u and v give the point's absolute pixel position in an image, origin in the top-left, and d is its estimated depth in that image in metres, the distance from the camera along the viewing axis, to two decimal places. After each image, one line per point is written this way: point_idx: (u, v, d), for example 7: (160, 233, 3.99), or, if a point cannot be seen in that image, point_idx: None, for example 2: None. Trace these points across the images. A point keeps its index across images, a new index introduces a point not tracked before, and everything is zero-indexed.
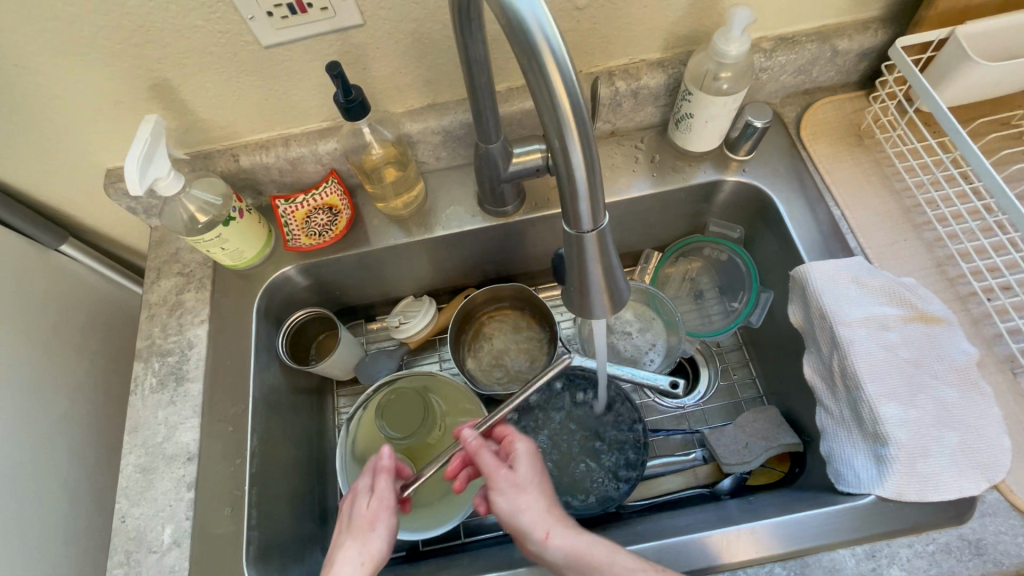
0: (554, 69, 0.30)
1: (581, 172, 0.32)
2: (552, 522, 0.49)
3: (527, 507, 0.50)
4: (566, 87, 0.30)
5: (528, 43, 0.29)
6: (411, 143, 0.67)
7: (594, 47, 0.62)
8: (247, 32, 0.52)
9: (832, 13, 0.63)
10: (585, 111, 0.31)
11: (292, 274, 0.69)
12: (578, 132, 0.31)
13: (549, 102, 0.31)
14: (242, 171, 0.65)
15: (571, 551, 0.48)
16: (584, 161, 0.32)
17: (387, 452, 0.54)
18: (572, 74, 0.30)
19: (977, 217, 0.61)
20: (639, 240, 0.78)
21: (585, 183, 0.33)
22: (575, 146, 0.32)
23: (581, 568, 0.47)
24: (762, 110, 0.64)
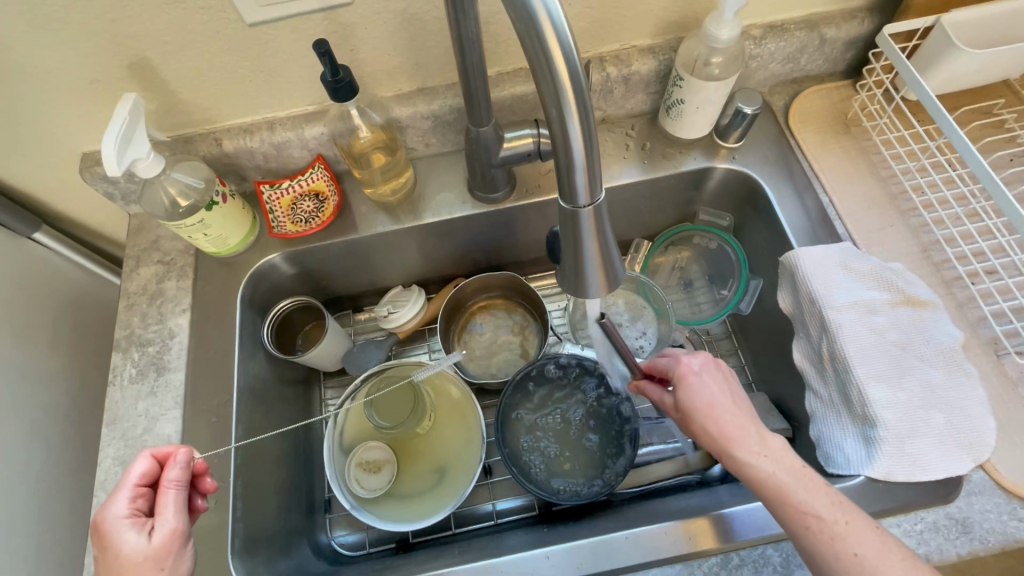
0: (552, 37, 0.29)
1: (578, 145, 0.32)
2: (727, 450, 0.46)
3: (702, 433, 0.48)
4: (565, 57, 0.30)
5: (524, 10, 0.29)
6: (400, 128, 0.66)
7: (586, 31, 0.61)
8: (231, 9, 0.50)
9: (819, 2, 0.64)
10: (585, 85, 0.30)
11: (278, 261, 0.67)
12: (576, 103, 0.31)
13: (547, 71, 0.30)
14: (224, 156, 0.64)
15: (757, 480, 0.45)
16: (582, 134, 0.32)
17: (177, 459, 0.47)
18: (571, 44, 0.30)
19: (963, 204, 0.62)
20: (629, 229, 0.79)
21: (583, 156, 0.33)
22: (573, 118, 0.31)
23: (767, 497, 0.44)
24: (752, 98, 0.64)
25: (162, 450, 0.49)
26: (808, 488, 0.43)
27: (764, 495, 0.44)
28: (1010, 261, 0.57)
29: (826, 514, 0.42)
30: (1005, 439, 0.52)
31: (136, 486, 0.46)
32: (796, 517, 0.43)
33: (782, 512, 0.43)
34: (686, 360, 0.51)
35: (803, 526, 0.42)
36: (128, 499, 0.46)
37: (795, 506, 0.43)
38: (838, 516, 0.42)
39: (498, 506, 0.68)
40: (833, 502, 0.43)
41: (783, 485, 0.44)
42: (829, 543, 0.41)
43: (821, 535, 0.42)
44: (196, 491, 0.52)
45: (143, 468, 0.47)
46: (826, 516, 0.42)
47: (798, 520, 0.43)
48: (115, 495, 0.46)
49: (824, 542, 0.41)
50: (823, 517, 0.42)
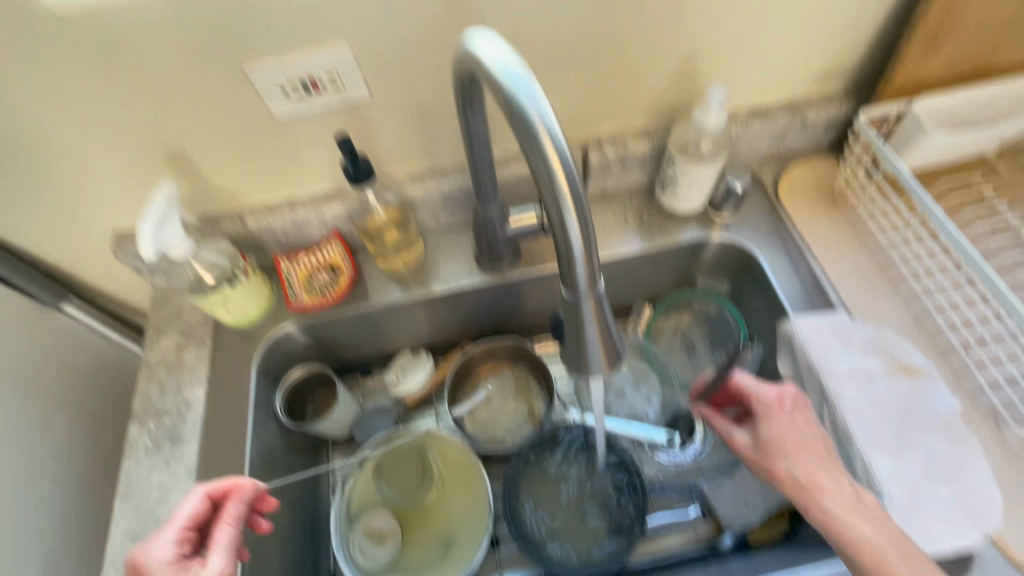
0: (551, 149, 0.33)
1: (577, 242, 0.35)
2: (809, 495, 0.50)
3: (783, 475, 0.52)
4: (563, 167, 0.33)
5: (525, 126, 0.33)
6: (411, 205, 0.70)
7: (585, 118, 0.67)
8: (263, 108, 0.56)
9: (799, 89, 0.70)
10: (582, 187, 0.34)
11: (292, 332, 0.70)
12: (574, 204, 0.34)
13: (548, 178, 0.33)
14: (248, 233, 0.68)
15: (836, 528, 0.48)
16: (581, 232, 0.35)
17: (240, 495, 0.50)
18: (569, 155, 0.33)
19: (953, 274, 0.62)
20: (631, 294, 0.82)
21: (582, 251, 0.35)
22: (572, 218, 0.34)
23: (844, 546, 0.48)
24: (742, 173, 0.69)
25: (217, 487, 0.51)
26: (875, 528, 0.47)
27: (842, 544, 0.48)
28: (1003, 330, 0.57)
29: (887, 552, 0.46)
30: (1013, 511, 0.52)
31: (188, 523, 0.49)
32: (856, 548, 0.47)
33: (860, 563, 0.46)
34: (777, 394, 0.55)
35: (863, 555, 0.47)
36: (180, 536, 0.48)
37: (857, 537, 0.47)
38: (903, 559, 0.45)
39: None
40: (900, 547, 0.46)
41: (862, 534, 0.47)
42: None
43: None
44: (254, 515, 0.54)
45: (198, 505, 0.49)
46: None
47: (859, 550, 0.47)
48: (166, 531, 0.48)
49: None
50: (888, 553, 0.46)
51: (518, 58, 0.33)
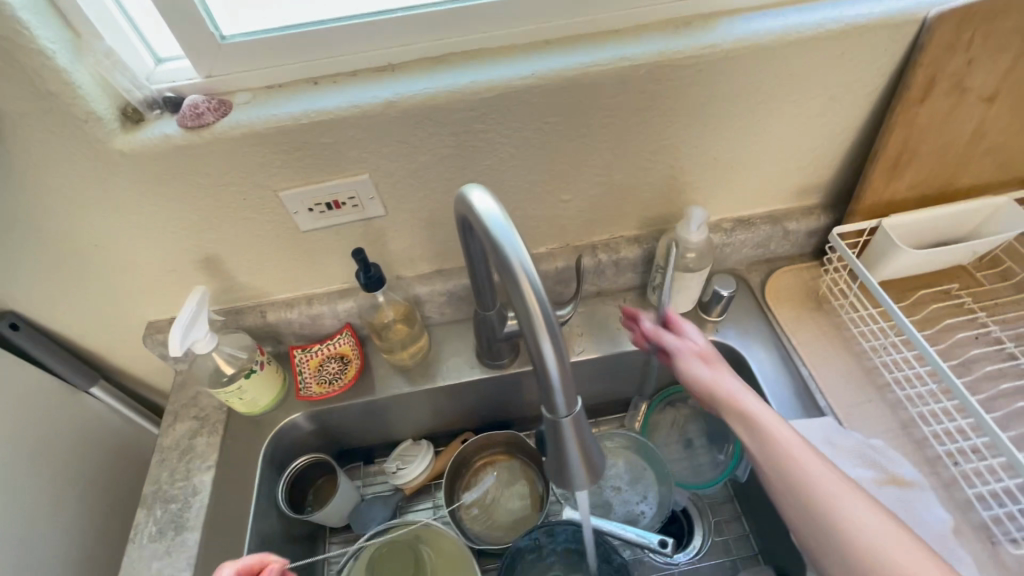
0: (526, 286, 0.37)
1: (555, 374, 0.38)
2: (748, 400, 0.56)
3: (725, 389, 0.58)
4: (541, 309, 0.37)
5: (506, 268, 0.37)
6: (418, 302, 0.75)
7: (580, 227, 0.73)
8: (290, 221, 0.63)
9: (779, 202, 0.75)
10: (553, 318, 0.37)
11: (300, 420, 0.73)
12: (552, 340, 0.38)
13: (528, 319, 0.37)
14: (267, 325, 0.73)
15: (784, 447, 0.52)
16: (558, 364, 0.38)
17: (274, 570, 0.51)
18: (547, 299, 0.37)
19: (933, 380, 0.66)
20: (629, 388, 0.86)
21: (560, 381, 0.39)
22: (550, 353, 0.37)
23: (787, 455, 0.51)
24: (728, 280, 0.73)
25: (242, 563, 0.51)
26: (832, 474, 0.50)
27: (786, 460, 0.51)
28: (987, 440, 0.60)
29: (844, 497, 0.48)
30: None
31: None
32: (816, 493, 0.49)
33: (801, 472, 0.50)
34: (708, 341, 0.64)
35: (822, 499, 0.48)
36: None
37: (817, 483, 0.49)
38: (863, 505, 0.47)
39: None
40: (858, 495, 0.48)
41: (804, 453, 0.51)
42: (843, 514, 0.47)
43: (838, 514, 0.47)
44: None
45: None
46: (842, 488, 0.49)
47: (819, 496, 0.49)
48: None
49: (822, 501, 0.48)
50: (848, 500, 0.48)
51: (501, 211, 0.38)
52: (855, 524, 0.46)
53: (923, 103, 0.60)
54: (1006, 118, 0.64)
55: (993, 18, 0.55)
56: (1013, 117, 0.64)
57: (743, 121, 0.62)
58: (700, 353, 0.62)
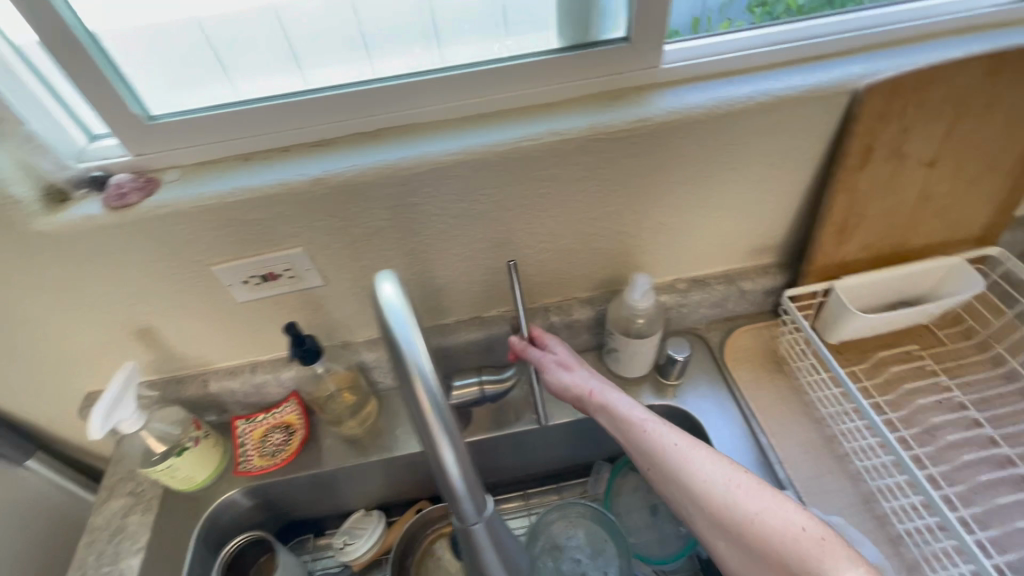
0: (418, 383, 0.35)
1: (458, 484, 0.37)
2: (634, 412, 0.57)
3: (613, 404, 0.59)
4: (441, 422, 0.36)
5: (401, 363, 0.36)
6: (366, 368, 0.73)
7: (530, 290, 0.71)
8: (226, 293, 0.61)
9: (733, 262, 0.74)
10: (448, 415, 0.35)
11: (240, 495, 0.70)
12: (454, 451, 0.37)
13: (427, 431, 0.36)
14: (208, 395, 0.71)
15: (669, 450, 0.52)
16: (462, 473, 0.37)
17: None
18: (448, 409, 0.36)
19: (886, 452, 0.63)
20: (591, 451, 0.83)
21: (465, 489, 0.38)
22: (452, 464, 0.36)
23: (672, 458, 0.51)
24: (682, 343, 0.71)
25: None
26: (716, 467, 0.50)
27: (672, 463, 0.51)
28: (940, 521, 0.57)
29: (724, 486, 0.48)
30: None
31: None
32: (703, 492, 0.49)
33: (690, 473, 0.50)
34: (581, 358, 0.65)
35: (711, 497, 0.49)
36: None
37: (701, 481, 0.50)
38: (748, 489, 0.48)
39: None
40: (740, 478, 0.48)
41: (686, 452, 0.51)
42: (734, 502, 0.47)
43: (728, 504, 0.47)
44: None
45: None
46: (726, 478, 0.49)
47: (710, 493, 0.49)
48: None
49: (711, 494, 0.48)
50: (730, 487, 0.48)
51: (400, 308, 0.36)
52: (745, 510, 0.46)
53: (862, 170, 0.60)
54: (948, 183, 0.64)
55: (923, 90, 0.55)
56: (954, 181, 0.64)
57: (684, 188, 0.62)
58: (572, 374, 0.63)
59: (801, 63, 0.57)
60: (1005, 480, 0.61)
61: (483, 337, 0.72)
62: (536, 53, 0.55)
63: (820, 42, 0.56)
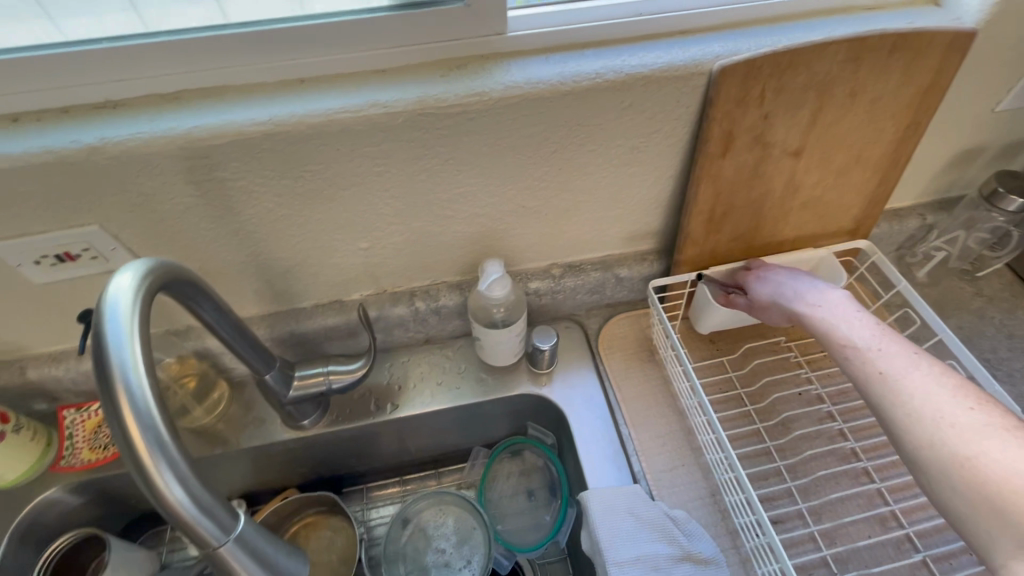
0: (123, 398, 0.31)
1: (171, 496, 0.31)
2: (831, 301, 0.57)
3: (810, 295, 0.58)
4: (142, 424, 0.31)
5: (106, 376, 0.31)
6: (213, 354, 0.68)
7: (391, 274, 0.67)
8: (19, 274, 0.54)
9: (610, 247, 0.71)
10: (159, 436, 0.31)
11: (66, 491, 0.64)
12: (161, 457, 0.31)
13: (123, 440, 0.31)
14: (26, 383, 0.64)
15: (865, 344, 0.51)
16: (179, 484, 0.31)
17: None
18: (151, 410, 0.31)
19: (722, 448, 0.57)
20: (467, 439, 0.80)
21: (185, 509, 0.32)
22: (160, 474, 0.31)
23: (862, 352, 0.51)
24: (548, 333, 0.69)
25: None
26: (908, 369, 0.48)
27: (857, 356, 0.51)
28: (759, 518, 0.51)
29: (914, 383, 0.47)
30: None
31: None
32: (893, 390, 0.47)
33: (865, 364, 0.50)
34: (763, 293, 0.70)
35: (884, 402, 0.48)
36: None
37: (873, 388, 0.49)
38: (938, 391, 0.46)
39: None
40: (934, 380, 0.46)
41: (874, 344, 0.51)
42: (908, 393, 0.46)
43: (903, 397, 0.47)
44: None
45: None
46: (902, 374, 0.48)
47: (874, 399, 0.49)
48: None
49: (883, 381, 0.48)
50: (933, 386, 0.46)
51: (114, 299, 0.33)
52: (921, 405, 0.45)
53: (725, 157, 0.57)
54: (816, 173, 0.62)
55: (780, 75, 0.52)
56: (822, 172, 0.62)
57: (541, 170, 0.57)
58: (769, 275, 0.62)
59: (651, 40, 0.53)
60: (846, 472, 0.62)
61: (341, 322, 0.68)
62: (360, 11, 0.49)
63: (669, 18, 0.53)
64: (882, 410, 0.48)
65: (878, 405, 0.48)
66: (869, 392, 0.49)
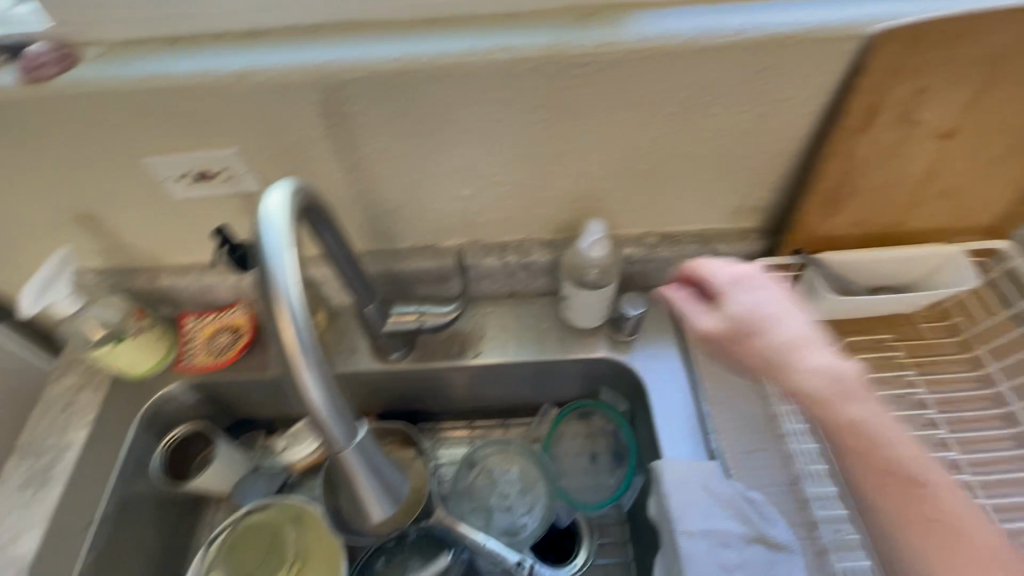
0: (280, 302, 0.33)
1: (313, 396, 0.34)
2: (809, 349, 0.51)
3: (792, 326, 0.53)
4: (294, 327, 0.33)
5: (266, 281, 0.34)
6: (315, 283, 0.72)
7: (487, 225, 0.67)
8: (163, 188, 0.59)
9: (712, 221, 0.68)
10: (307, 340, 0.33)
11: (183, 389, 0.72)
12: (308, 360, 0.34)
13: (278, 339, 0.34)
14: (157, 289, 0.71)
15: (897, 447, 0.47)
16: (320, 387, 0.34)
17: None
18: (301, 317, 0.34)
19: None
20: (538, 395, 0.82)
21: (324, 409, 0.35)
22: (305, 375, 0.33)
23: (893, 457, 0.47)
24: (638, 300, 0.69)
25: None
26: (945, 496, 0.45)
27: (885, 457, 0.47)
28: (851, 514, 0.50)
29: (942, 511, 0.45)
30: None
31: None
32: (916, 508, 0.46)
33: (885, 468, 0.47)
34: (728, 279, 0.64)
35: (888, 514, 0.46)
36: None
37: (882, 496, 0.47)
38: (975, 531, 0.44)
39: None
40: (963, 516, 0.45)
41: (916, 457, 0.47)
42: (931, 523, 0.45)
43: (921, 520, 0.45)
44: None
45: None
46: (938, 499, 0.45)
47: (872, 499, 0.47)
48: None
49: (910, 498, 0.46)
50: (963, 525, 0.45)
51: (273, 213, 0.36)
52: (938, 535, 0.45)
53: (864, 132, 0.53)
54: (964, 159, 0.56)
55: (946, 43, 0.47)
56: (971, 158, 0.56)
57: (658, 131, 0.55)
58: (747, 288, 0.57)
59: None
60: None
61: (435, 267, 0.70)
62: None
63: None
64: (881, 513, 0.47)
65: (883, 511, 0.47)
66: (876, 495, 0.47)
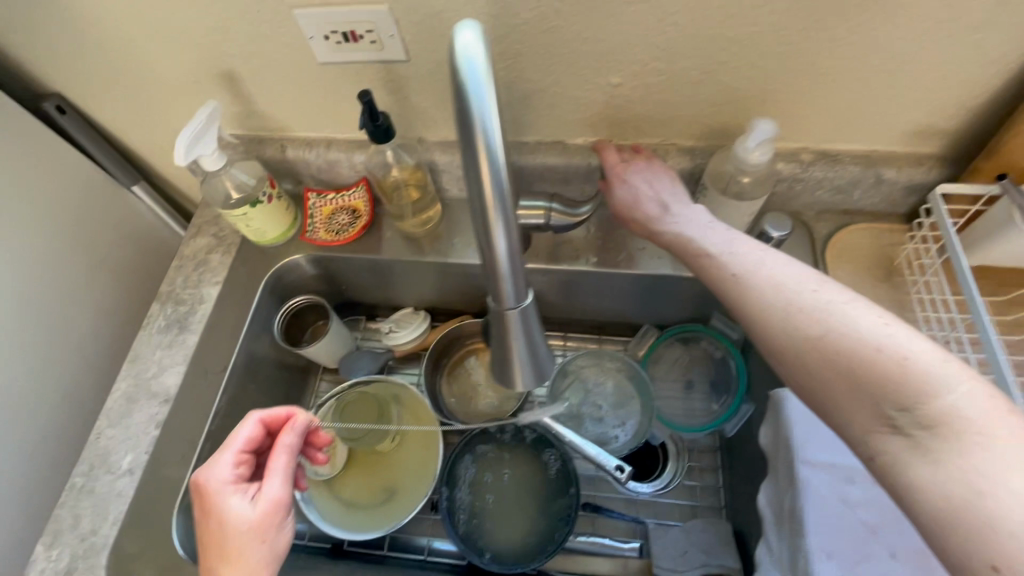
0: (484, 154, 0.34)
1: (502, 247, 0.38)
2: (717, 235, 0.51)
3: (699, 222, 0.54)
4: (494, 180, 0.35)
5: (467, 128, 0.34)
6: (435, 170, 0.71)
7: (626, 122, 0.62)
8: (307, 48, 0.58)
9: (883, 140, 0.60)
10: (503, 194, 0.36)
11: (303, 261, 0.75)
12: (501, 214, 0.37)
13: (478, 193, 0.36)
14: (285, 161, 0.72)
15: (809, 301, 0.42)
16: (507, 243, 0.39)
17: (298, 418, 0.53)
18: (500, 169, 0.35)
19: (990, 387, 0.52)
20: (643, 314, 0.79)
21: (507, 265, 0.40)
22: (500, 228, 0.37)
23: (810, 314, 0.41)
24: (783, 221, 0.62)
25: (268, 416, 0.53)
26: (879, 342, 0.38)
27: (788, 316, 0.42)
28: None
29: (888, 371, 0.37)
30: None
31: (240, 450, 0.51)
32: (862, 375, 0.38)
33: (818, 338, 0.40)
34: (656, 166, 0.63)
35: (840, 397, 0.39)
36: (230, 463, 0.50)
37: (846, 376, 0.39)
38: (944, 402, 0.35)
39: (433, 543, 0.71)
40: (913, 367, 0.37)
41: (813, 304, 0.42)
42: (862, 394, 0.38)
43: (857, 393, 0.38)
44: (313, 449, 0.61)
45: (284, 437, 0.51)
46: (876, 354, 0.38)
47: (824, 384, 0.40)
48: (217, 457, 0.50)
49: (833, 368, 0.39)
50: (918, 387, 0.36)
51: (474, 50, 0.33)
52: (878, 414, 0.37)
53: None
54: None
55: None
56: None
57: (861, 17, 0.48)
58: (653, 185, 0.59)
59: None
60: None
61: (563, 164, 0.66)
62: None
63: None
64: (826, 395, 0.40)
65: (825, 388, 0.40)
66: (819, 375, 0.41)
